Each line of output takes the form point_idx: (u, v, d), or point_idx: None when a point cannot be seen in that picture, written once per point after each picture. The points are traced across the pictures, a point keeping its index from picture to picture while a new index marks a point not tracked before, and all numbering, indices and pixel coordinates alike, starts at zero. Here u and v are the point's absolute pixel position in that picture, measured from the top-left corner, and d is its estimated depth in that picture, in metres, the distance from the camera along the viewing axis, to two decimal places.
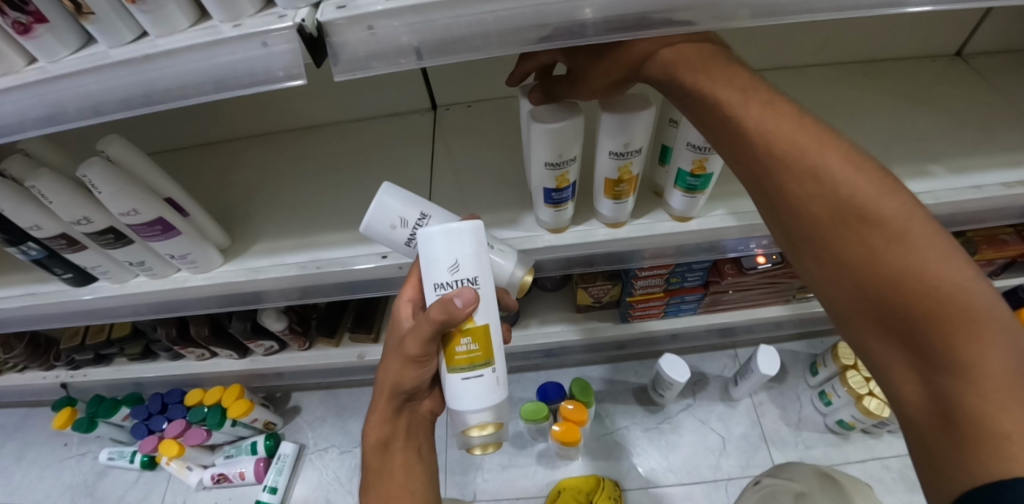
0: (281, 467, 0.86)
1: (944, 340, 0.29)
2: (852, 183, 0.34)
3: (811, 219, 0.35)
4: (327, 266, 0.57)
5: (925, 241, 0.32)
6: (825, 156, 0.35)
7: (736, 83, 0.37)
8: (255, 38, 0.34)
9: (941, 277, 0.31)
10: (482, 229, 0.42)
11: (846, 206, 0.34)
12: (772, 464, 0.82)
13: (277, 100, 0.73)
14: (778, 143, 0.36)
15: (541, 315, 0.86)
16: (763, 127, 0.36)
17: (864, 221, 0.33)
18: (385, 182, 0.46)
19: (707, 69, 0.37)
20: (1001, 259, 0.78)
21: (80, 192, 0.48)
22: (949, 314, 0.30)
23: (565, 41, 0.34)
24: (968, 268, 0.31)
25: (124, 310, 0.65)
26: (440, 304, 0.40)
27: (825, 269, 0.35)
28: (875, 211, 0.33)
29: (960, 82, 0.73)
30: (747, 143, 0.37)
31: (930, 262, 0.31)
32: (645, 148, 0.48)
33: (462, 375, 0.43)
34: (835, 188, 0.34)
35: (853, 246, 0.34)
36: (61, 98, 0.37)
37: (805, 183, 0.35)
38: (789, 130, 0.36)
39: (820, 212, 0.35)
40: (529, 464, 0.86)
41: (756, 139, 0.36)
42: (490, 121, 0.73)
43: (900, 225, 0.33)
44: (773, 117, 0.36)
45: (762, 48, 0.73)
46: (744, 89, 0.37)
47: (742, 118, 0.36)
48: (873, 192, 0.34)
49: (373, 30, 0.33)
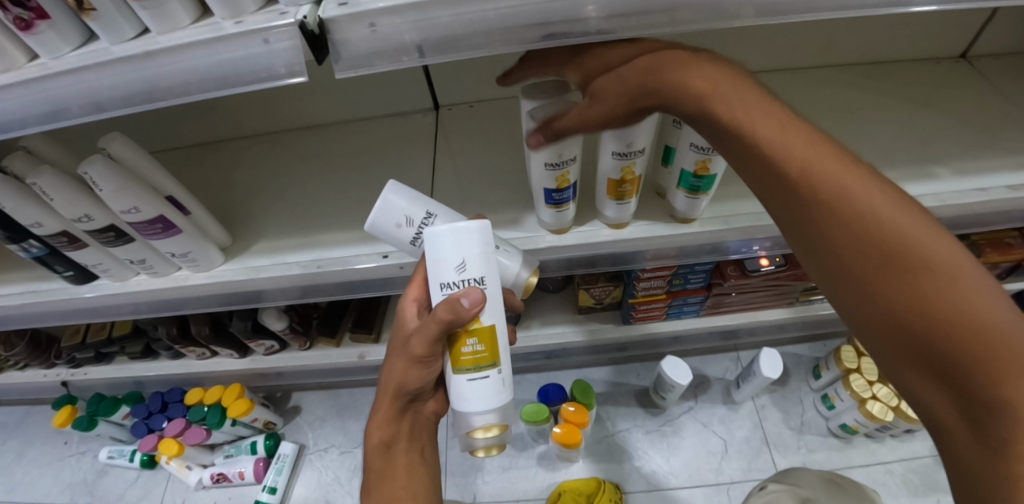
0: (281, 466, 0.85)
1: (991, 383, 0.28)
2: (885, 213, 0.32)
3: (839, 250, 0.33)
4: (328, 266, 0.57)
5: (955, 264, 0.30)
6: (844, 176, 0.33)
7: (756, 103, 0.35)
8: (256, 35, 0.34)
9: (984, 316, 0.29)
10: (488, 228, 0.42)
11: (881, 239, 0.31)
12: (774, 468, 0.82)
13: (278, 98, 0.73)
14: (806, 170, 0.33)
15: (542, 316, 0.85)
16: (779, 148, 0.34)
17: (901, 255, 0.31)
18: (391, 180, 0.45)
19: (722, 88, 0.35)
20: (1005, 263, 0.78)
21: (80, 189, 0.48)
22: (996, 355, 0.28)
23: (567, 40, 0.34)
24: (1007, 305, 0.29)
25: (124, 308, 0.65)
26: (447, 304, 0.39)
27: (855, 302, 0.33)
28: (901, 237, 0.31)
29: (964, 83, 0.72)
30: (764, 165, 0.34)
31: (961, 289, 0.29)
32: (648, 148, 0.47)
33: (467, 375, 0.43)
34: (868, 220, 0.32)
35: (887, 279, 0.31)
36: (62, 95, 0.37)
37: (835, 215, 0.33)
38: (805, 149, 0.34)
39: (852, 244, 0.32)
40: (529, 466, 0.86)
41: (782, 165, 0.34)
42: (492, 121, 0.73)
43: (927, 248, 0.31)
44: (799, 141, 0.34)
45: (766, 48, 0.73)
46: (766, 110, 0.35)
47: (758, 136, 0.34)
48: (895, 213, 0.32)
49: (374, 28, 0.33)
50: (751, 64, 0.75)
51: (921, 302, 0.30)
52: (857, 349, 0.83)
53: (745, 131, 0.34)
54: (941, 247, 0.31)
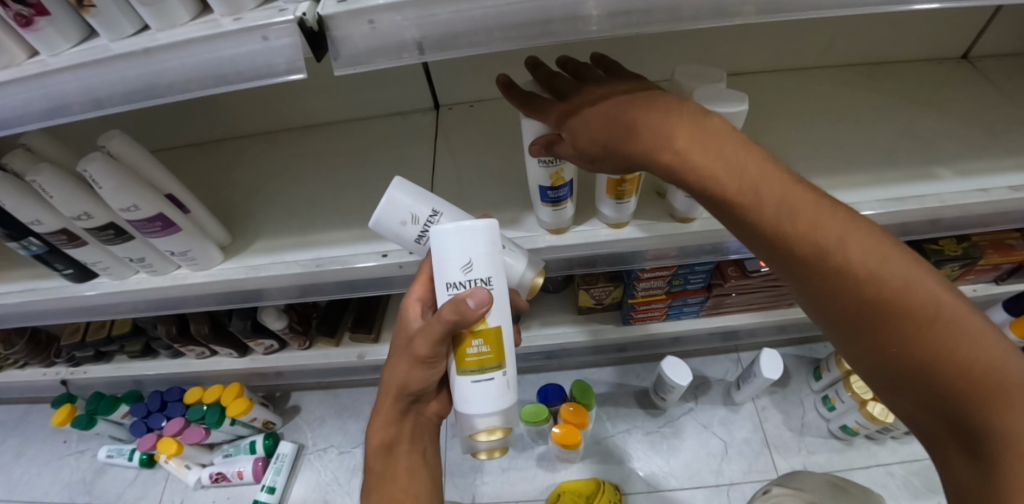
0: (280, 466, 0.85)
1: (986, 417, 0.28)
2: (863, 261, 0.32)
3: (826, 299, 0.34)
4: (327, 265, 0.57)
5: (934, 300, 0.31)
6: (821, 220, 0.34)
7: (728, 153, 0.35)
8: (256, 32, 0.34)
9: (967, 349, 0.29)
10: (495, 228, 0.41)
11: (860, 286, 0.32)
12: (774, 469, 0.81)
13: (279, 98, 0.73)
14: (783, 223, 0.34)
15: (542, 316, 0.85)
16: (758, 195, 0.34)
17: (879, 301, 0.32)
18: (397, 177, 0.45)
19: (698, 137, 0.35)
20: (1007, 264, 0.77)
21: (79, 187, 0.48)
22: (986, 385, 0.28)
23: (568, 39, 0.34)
24: (989, 329, 0.30)
25: (124, 306, 0.65)
26: (452, 304, 0.39)
27: (849, 342, 0.35)
28: (880, 278, 0.32)
29: (966, 84, 0.72)
30: (747, 214, 0.35)
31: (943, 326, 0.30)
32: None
33: (472, 377, 0.43)
34: (847, 269, 0.33)
35: (872, 324, 0.32)
36: (62, 92, 0.37)
37: (814, 266, 0.34)
38: (781, 193, 0.34)
39: (832, 293, 0.34)
40: (529, 466, 0.86)
41: (758, 222, 0.34)
42: (493, 121, 0.73)
43: (906, 288, 0.31)
44: (773, 190, 0.34)
45: (767, 48, 0.73)
46: (738, 160, 0.34)
47: (735, 182, 0.34)
48: (872, 254, 0.32)
49: (373, 25, 0.33)
50: (751, 64, 0.75)
51: (904, 344, 0.31)
52: None
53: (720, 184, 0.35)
54: (921, 286, 0.31)
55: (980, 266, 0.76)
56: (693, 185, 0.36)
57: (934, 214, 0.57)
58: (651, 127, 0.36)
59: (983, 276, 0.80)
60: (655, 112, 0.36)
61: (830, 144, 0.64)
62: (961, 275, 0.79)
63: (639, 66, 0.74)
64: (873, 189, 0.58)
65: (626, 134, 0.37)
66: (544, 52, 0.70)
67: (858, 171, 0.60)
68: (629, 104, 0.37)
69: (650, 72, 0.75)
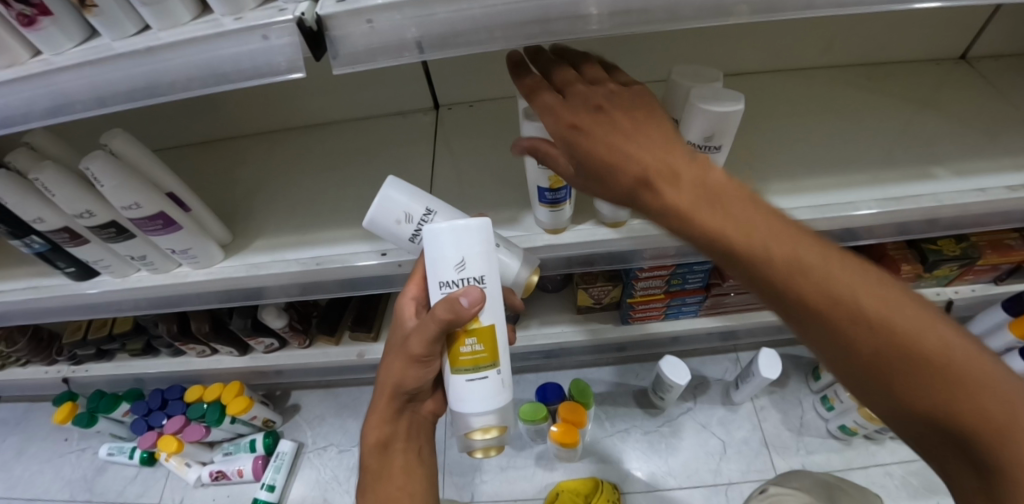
0: (280, 464, 0.85)
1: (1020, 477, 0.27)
2: (873, 307, 0.31)
3: (836, 349, 0.33)
4: (327, 263, 0.57)
5: (951, 346, 0.30)
6: (822, 265, 0.32)
7: (722, 197, 0.34)
8: (256, 31, 0.34)
9: (994, 404, 0.28)
10: (489, 226, 0.42)
11: (867, 337, 0.31)
12: (773, 469, 0.82)
13: (281, 97, 0.74)
14: (788, 269, 0.32)
15: (541, 316, 0.85)
16: (758, 242, 0.33)
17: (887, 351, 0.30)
18: (390, 176, 0.46)
19: (692, 179, 0.34)
20: (1006, 264, 0.77)
21: (82, 186, 0.48)
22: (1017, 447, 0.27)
23: (565, 38, 0.34)
24: (1009, 383, 0.29)
25: (125, 304, 0.66)
26: (446, 303, 0.40)
27: (862, 391, 0.33)
28: (892, 326, 0.30)
29: (964, 84, 0.72)
30: (752, 262, 0.33)
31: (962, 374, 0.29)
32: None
33: (466, 376, 0.43)
34: (857, 317, 0.31)
35: (887, 376, 0.31)
36: (65, 90, 0.37)
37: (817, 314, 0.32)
38: (779, 237, 0.33)
39: (837, 344, 0.32)
40: (528, 465, 0.86)
41: (763, 269, 0.33)
42: (492, 120, 0.73)
43: (919, 334, 0.30)
44: (772, 237, 0.33)
45: (766, 47, 0.73)
46: (734, 207, 0.34)
47: (732, 227, 0.33)
48: (880, 300, 0.31)
49: (372, 24, 0.34)
50: (750, 64, 0.76)
51: (912, 394, 0.30)
52: None
53: (721, 231, 0.33)
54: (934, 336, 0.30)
55: (978, 266, 0.76)
56: (692, 229, 0.34)
57: (931, 214, 0.57)
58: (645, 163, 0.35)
59: (982, 276, 0.80)
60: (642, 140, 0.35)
61: (829, 144, 0.64)
62: (959, 275, 0.79)
63: (638, 67, 0.74)
64: (871, 188, 0.58)
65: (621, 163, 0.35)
66: None
67: (856, 170, 0.60)
68: (617, 131, 0.35)
69: (650, 72, 0.75)
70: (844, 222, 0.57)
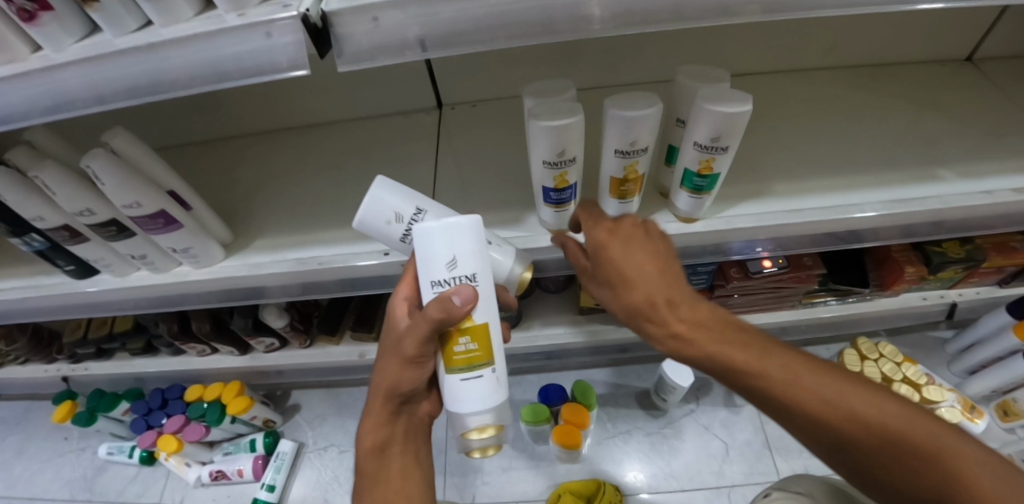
0: (280, 465, 0.85)
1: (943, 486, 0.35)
2: (795, 376, 0.41)
3: (787, 413, 0.41)
4: (328, 263, 0.57)
5: (852, 395, 0.40)
6: (754, 348, 0.43)
7: (680, 296, 0.44)
8: (258, 28, 0.33)
9: (893, 432, 0.38)
10: (480, 224, 0.41)
11: (830, 423, 0.40)
12: (775, 472, 0.81)
13: (282, 96, 0.73)
14: (735, 354, 0.43)
15: (543, 317, 0.85)
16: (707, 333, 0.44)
17: (845, 434, 0.39)
18: (379, 177, 0.46)
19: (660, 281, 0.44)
20: (1011, 267, 0.77)
21: (83, 185, 0.48)
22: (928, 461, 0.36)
23: (572, 37, 0.34)
24: (893, 413, 0.39)
25: (126, 303, 0.66)
26: (438, 302, 0.39)
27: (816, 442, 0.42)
28: (808, 387, 0.41)
29: (971, 86, 0.72)
30: (711, 351, 0.43)
31: (867, 412, 0.39)
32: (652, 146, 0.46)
33: (460, 376, 0.43)
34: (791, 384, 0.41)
35: (828, 427, 0.40)
36: (66, 86, 0.37)
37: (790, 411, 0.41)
38: (719, 326, 0.44)
39: (799, 420, 0.41)
40: (529, 467, 0.85)
41: (719, 356, 0.43)
42: (495, 120, 0.73)
43: (829, 390, 0.40)
44: (715, 330, 0.44)
45: (771, 47, 0.73)
46: (690, 307, 0.44)
47: (691, 323, 0.44)
48: (796, 370, 0.42)
49: (377, 22, 0.33)
50: (755, 65, 0.75)
51: (851, 441, 0.39)
52: (861, 353, 0.84)
53: (684, 324, 0.44)
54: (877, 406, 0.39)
55: (984, 269, 0.76)
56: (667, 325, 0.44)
57: (938, 216, 0.57)
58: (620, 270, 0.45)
59: (987, 278, 0.79)
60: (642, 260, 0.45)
61: (835, 145, 0.64)
62: (964, 277, 0.78)
63: (642, 67, 0.74)
64: (877, 190, 0.58)
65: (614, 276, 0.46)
66: (547, 52, 0.70)
67: (862, 172, 0.60)
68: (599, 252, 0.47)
69: (654, 72, 0.75)
70: (849, 223, 0.56)
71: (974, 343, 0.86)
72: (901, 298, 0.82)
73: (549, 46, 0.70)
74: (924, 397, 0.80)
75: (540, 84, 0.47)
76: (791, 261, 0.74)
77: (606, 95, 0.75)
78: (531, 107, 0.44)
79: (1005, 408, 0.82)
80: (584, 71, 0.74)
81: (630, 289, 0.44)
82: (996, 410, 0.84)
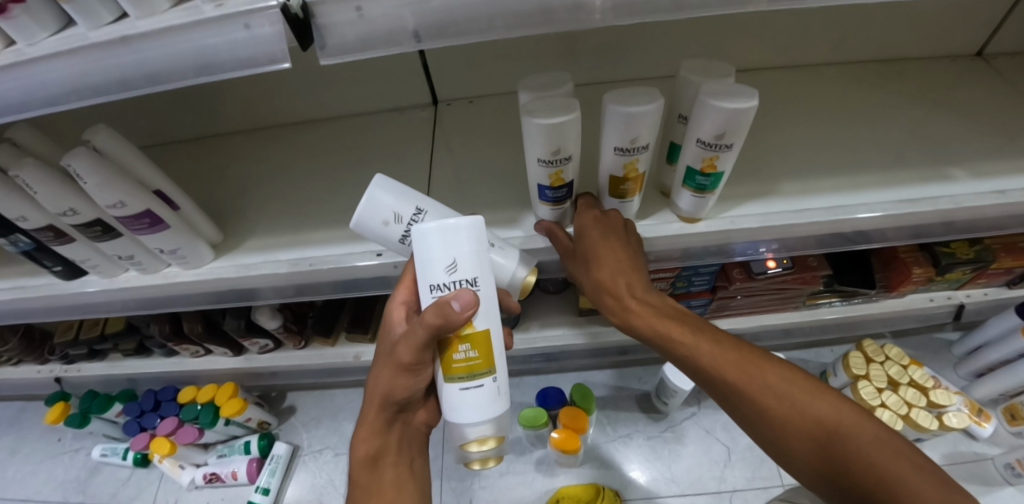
0: (274, 468, 0.83)
1: (846, 460, 0.39)
2: (728, 357, 0.46)
3: (720, 388, 0.46)
4: (320, 264, 0.55)
5: (779, 376, 0.44)
6: (692, 332, 0.48)
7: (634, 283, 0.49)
8: (237, 20, 0.32)
9: (809, 410, 0.42)
10: (482, 225, 0.40)
11: (755, 400, 0.43)
12: (779, 476, 0.79)
13: (275, 92, 0.72)
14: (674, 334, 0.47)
15: (542, 318, 0.83)
16: (654, 317, 0.48)
17: (767, 411, 0.43)
18: (378, 175, 0.44)
19: (620, 268, 0.48)
20: (1020, 268, 0.75)
21: (65, 184, 0.46)
22: (833, 439, 0.40)
23: (571, 28, 0.32)
24: (818, 396, 0.42)
25: (115, 305, 0.64)
26: (436, 307, 0.38)
27: (746, 420, 0.45)
28: (739, 366, 0.45)
29: (981, 81, 0.70)
30: (654, 331, 0.48)
31: (786, 391, 0.43)
32: (653, 143, 0.44)
33: (460, 385, 0.41)
34: (720, 363, 0.45)
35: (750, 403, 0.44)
36: (42, 82, 0.35)
37: (738, 401, 0.45)
38: (665, 312, 0.49)
39: (727, 393, 0.45)
40: (527, 471, 0.84)
41: (657, 334, 0.48)
42: (492, 116, 0.71)
43: (759, 370, 0.45)
44: (662, 312, 0.49)
45: (775, 41, 0.71)
46: (641, 292, 0.49)
47: (642, 306, 0.49)
48: (731, 354, 0.46)
49: (361, 12, 0.32)
50: (758, 59, 0.73)
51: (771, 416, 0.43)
52: (867, 355, 0.82)
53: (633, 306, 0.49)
54: (828, 410, 0.41)
55: (992, 270, 0.74)
56: (623, 308, 0.49)
57: (948, 216, 0.55)
58: (589, 255, 0.49)
59: (995, 279, 0.78)
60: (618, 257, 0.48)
61: (841, 143, 0.62)
62: (971, 278, 0.77)
63: (643, 61, 0.72)
64: (885, 189, 0.56)
65: (584, 262, 0.50)
66: (545, 46, 0.68)
67: (870, 171, 0.58)
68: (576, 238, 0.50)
69: (655, 67, 0.73)
70: (856, 224, 0.55)
71: (982, 345, 0.84)
72: (907, 300, 0.80)
73: (547, 41, 0.68)
74: (931, 401, 0.78)
75: (536, 79, 0.45)
76: (795, 262, 0.72)
77: (605, 91, 0.73)
78: (528, 102, 0.42)
79: (1013, 412, 0.80)
80: (583, 66, 0.72)
81: (598, 270, 0.49)
82: (1004, 414, 0.82)
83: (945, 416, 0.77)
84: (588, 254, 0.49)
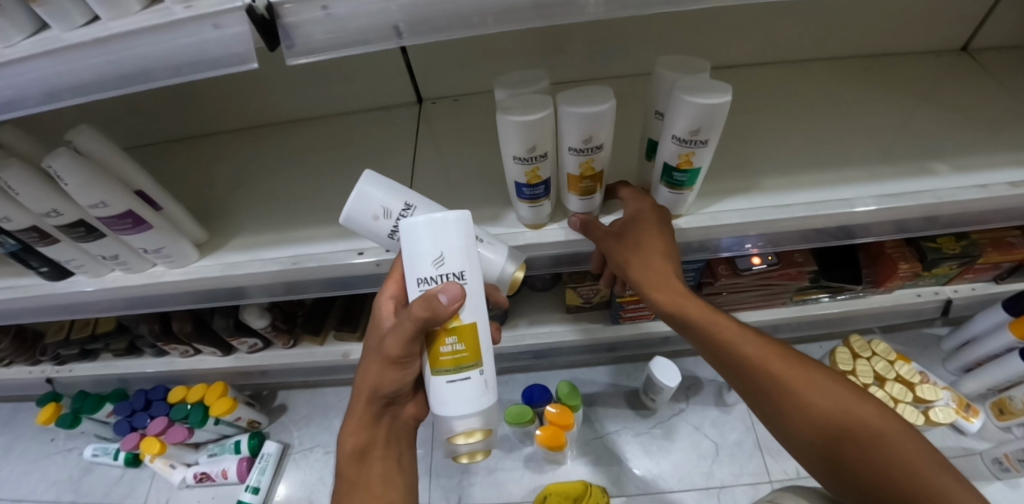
0: (264, 466, 0.84)
1: (838, 412, 0.43)
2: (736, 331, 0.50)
3: (732, 353, 0.49)
4: (304, 263, 0.56)
5: (772, 348, 0.49)
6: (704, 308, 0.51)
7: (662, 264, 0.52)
8: (206, 20, 0.32)
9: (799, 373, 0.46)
10: (470, 220, 0.40)
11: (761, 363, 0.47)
12: (766, 472, 0.80)
13: (260, 91, 0.72)
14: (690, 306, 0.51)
15: (530, 315, 0.84)
16: (672, 289, 0.51)
17: (769, 371, 0.47)
18: (368, 171, 0.44)
19: (664, 251, 0.50)
20: (1006, 263, 0.75)
21: (49, 184, 0.46)
22: (819, 393, 0.45)
23: (549, 22, 0.33)
24: (798, 360, 0.48)
25: (102, 304, 0.65)
26: (423, 300, 0.38)
27: (751, 385, 0.48)
28: (746, 337, 0.49)
29: (966, 76, 0.70)
30: (674, 302, 0.51)
31: (782, 360, 0.48)
32: (609, 144, 0.44)
33: (447, 378, 0.42)
34: (733, 333, 0.49)
35: (757, 367, 0.47)
36: (14, 84, 0.35)
37: (742, 365, 0.48)
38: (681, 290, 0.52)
39: (737, 357, 0.48)
40: (516, 468, 0.84)
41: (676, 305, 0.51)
42: (477, 114, 0.72)
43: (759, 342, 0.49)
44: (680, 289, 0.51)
45: (760, 36, 0.71)
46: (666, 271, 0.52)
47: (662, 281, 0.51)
48: (736, 328, 0.50)
49: (328, 11, 0.32)
50: (741, 57, 0.74)
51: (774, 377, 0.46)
52: (854, 351, 0.82)
53: (665, 284, 0.51)
54: (812, 372, 0.47)
55: (978, 265, 0.74)
56: (655, 285, 0.51)
57: (932, 210, 0.55)
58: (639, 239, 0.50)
59: (982, 274, 0.78)
60: (661, 236, 0.50)
61: (823, 138, 0.62)
62: (957, 274, 0.77)
63: (627, 60, 0.72)
64: (867, 184, 0.56)
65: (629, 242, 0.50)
66: (529, 43, 0.69)
67: (852, 166, 0.58)
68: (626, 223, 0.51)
69: (640, 65, 0.73)
70: (840, 219, 0.55)
71: (970, 339, 0.84)
72: (894, 295, 0.80)
73: (530, 39, 0.68)
74: (918, 396, 0.79)
75: (514, 75, 0.45)
76: (781, 258, 0.72)
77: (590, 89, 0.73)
78: (504, 99, 0.43)
79: (1002, 406, 0.80)
80: (568, 64, 0.72)
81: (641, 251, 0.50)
82: (993, 409, 0.82)
83: (931, 411, 0.78)
84: (636, 237, 0.50)
